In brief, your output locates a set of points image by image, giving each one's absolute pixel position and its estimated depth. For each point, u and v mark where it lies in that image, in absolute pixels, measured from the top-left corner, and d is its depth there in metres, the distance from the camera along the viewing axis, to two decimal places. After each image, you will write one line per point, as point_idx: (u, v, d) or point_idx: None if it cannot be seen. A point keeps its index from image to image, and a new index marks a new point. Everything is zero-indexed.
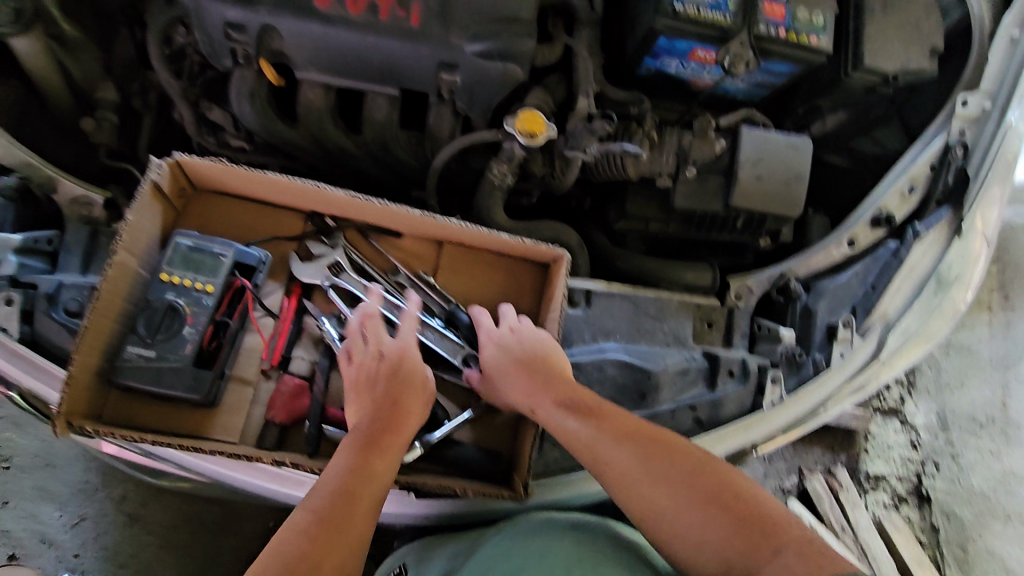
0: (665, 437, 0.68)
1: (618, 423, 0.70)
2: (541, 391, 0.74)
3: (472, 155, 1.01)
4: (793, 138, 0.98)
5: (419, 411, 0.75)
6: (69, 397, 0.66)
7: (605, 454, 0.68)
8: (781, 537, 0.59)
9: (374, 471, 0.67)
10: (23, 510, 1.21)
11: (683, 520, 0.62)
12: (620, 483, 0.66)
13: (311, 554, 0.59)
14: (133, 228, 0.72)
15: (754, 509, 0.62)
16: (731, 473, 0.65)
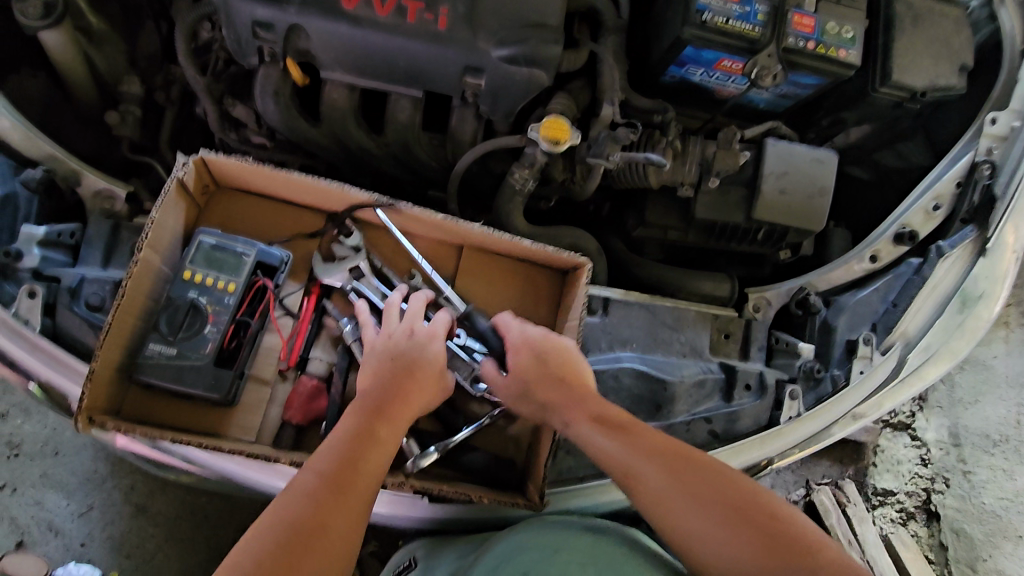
0: (699, 457, 0.68)
1: (650, 441, 0.70)
2: (573, 408, 0.74)
3: (492, 158, 1.00)
4: (819, 151, 0.97)
5: (432, 387, 0.76)
6: (90, 392, 0.66)
7: (638, 472, 0.68)
8: (819, 560, 0.59)
9: (380, 440, 0.67)
10: (30, 498, 1.22)
11: (719, 540, 0.62)
12: (653, 501, 0.66)
13: (315, 515, 0.58)
14: (159, 225, 0.72)
15: (790, 530, 0.61)
16: (766, 493, 0.65)
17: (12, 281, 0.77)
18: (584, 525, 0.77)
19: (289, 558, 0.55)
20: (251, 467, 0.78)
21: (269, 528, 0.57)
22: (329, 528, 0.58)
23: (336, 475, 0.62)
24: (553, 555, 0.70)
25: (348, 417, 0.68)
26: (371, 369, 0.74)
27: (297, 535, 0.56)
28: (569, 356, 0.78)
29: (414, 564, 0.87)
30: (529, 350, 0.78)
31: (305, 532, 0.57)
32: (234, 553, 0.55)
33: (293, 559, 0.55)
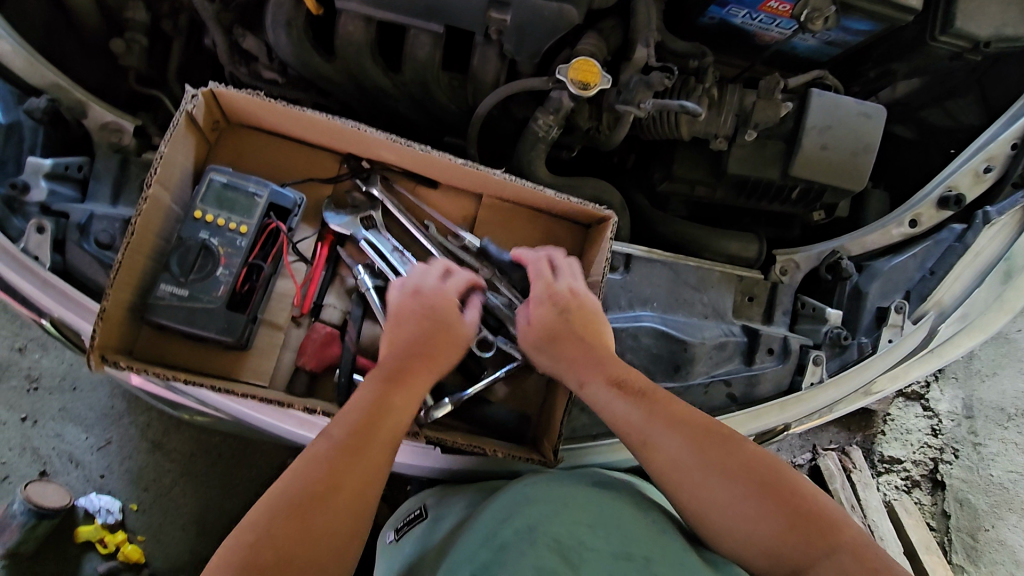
0: (717, 428, 0.66)
1: (672, 410, 0.67)
2: (591, 367, 0.72)
3: (514, 103, 0.95)
4: (867, 105, 0.89)
5: (456, 351, 0.73)
6: (102, 331, 0.65)
7: (655, 441, 0.65)
8: (835, 540, 0.58)
9: (395, 402, 0.65)
10: (50, 430, 1.25)
11: (734, 514, 0.61)
12: (668, 472, 0.64)
13: (332, 475, 0.59)
14: (168, 160, 0.69)
15: (807, 507, 0.60)
16: (784, 468, 0.63)
17: (20, 215, 0.75)
18: (595, 480, 0.76)
19: (305, 516, 0.56)
20: (265, 411, 0.78)
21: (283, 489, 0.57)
22: (343, 488, 0.59)
23: (351, 439, 0.61)
24: (562, 512, 0.68)
25: (365, 384, 0.67)
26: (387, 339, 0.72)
27: (312, 498, 0.57)
28: (591, 317, 0.75)
29: (422, 513, 0.86)
30: (553, 306, 0.76)
31: (321, 494, 0.57)
32: (251, 510, 0.57)
33: (308, 519, 0.56)
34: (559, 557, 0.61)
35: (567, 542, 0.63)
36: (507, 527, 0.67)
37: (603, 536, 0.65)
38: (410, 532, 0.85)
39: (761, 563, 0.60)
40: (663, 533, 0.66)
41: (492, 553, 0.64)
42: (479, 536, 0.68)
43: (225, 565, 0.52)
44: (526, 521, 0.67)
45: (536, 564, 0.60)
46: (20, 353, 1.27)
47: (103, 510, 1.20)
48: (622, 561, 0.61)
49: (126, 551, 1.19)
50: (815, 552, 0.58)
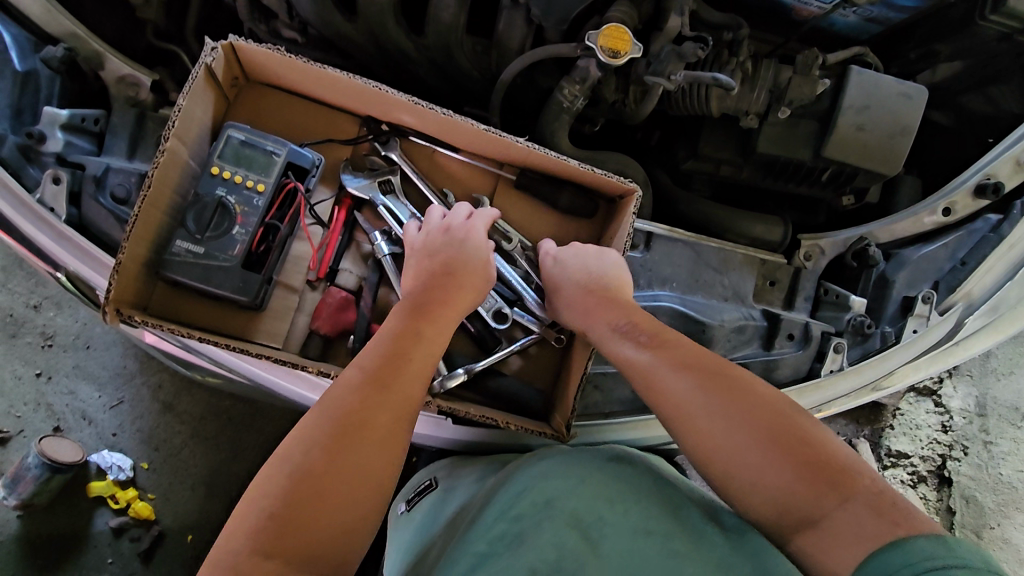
0: (732, 373, 0.65)
1: (683, 352, 0.67)
2: (602, 314, 0.73)
3: (539, 72, 0.92)
4: (908, 85, 0.85)
5: (481, 280, 0.73)
6: (117, 285, 0.64)
7: (667, 383, 0.65)
8: (849, 491, 0.56)
9: (425, 335, 0.65)
10: (64, 387, 1.26)
11: (744, 458, 0.59)
12: (676, 416, 0.64)
13: (362, 408, 0.57)
14: (186, 113, 0.67)
15: (820, 457, 0.58)
16: (799, 416, 0.62)
17: (36, 165, 0.73)
18: (611, 454, 0.75)
19: (337, 450, 0.55)
20: (278, 373, 0.77)
21: (315, 416, 0.57)
22: (377, 415, 0.58)
23: (377, 368, 0.60)
24: (579, 486, 0.68)
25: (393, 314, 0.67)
26: (414, 265, 0.73)
27: (346, 426, 0.56)
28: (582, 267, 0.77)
29: (434, 484, 0.87)
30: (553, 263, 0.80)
31: (351, 423, 0.56)
32: (286, 441, 0.56)
33: (346, 447, 0.55)
34: (578, 535, 0.62)
35: (585, 518, 0.64)
36: (524, 499, 0.68)
37: (621, 512, 0.65)
38: (421, 503, 0.86)
39: (770, 513, 0.58)
40: (681, 508, 0.67)
41: (512, 527, 0.65)
42: (496, 508, 0.69)
43: (266, 491, 0.53)
44: (543, 495, 0.67)
45: (556, 542, 0.61)
46: (35, 309, 1.28)
47: (115, 467, 1.22)
48: (641, 536, 0.62)
49: (137, 508, 1.21)
50: (825, 502, 0.55)
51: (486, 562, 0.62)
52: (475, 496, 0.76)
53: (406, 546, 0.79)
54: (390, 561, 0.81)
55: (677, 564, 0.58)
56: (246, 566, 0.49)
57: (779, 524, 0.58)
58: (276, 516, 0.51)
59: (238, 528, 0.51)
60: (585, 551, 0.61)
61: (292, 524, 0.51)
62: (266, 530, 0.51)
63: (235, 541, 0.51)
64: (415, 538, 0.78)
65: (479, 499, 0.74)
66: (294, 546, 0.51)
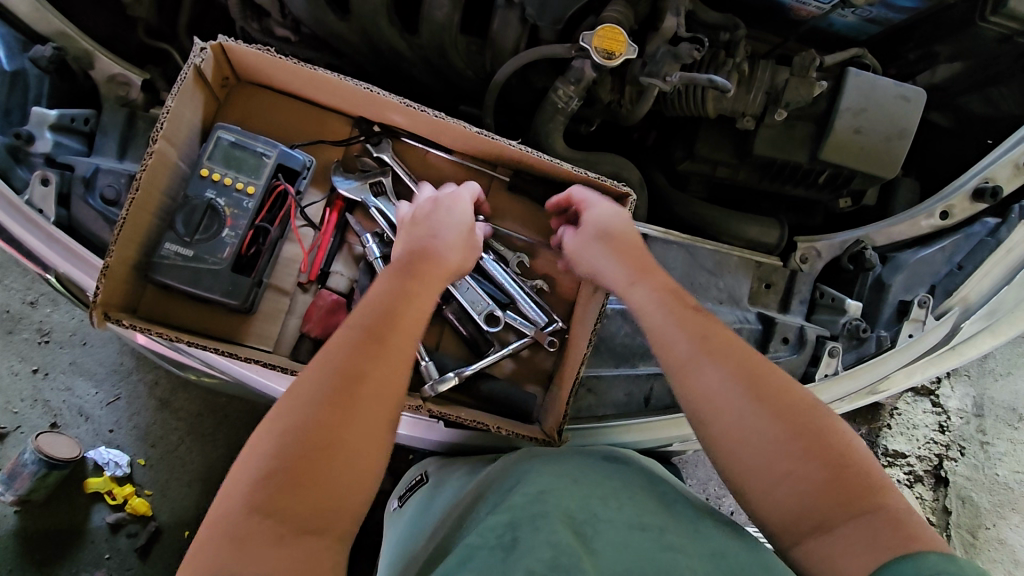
0: (765, 368, 0.62)
1: (720, 339, 0.64)
2: (634, 290, 0.70)
3: (533, 72, 0.90)
4: (906, 87, 0.84)
5: (468, 242, 0.72)
6: (105, 288, 0.64)
7: (696, 372, 0.63)
8: (873, 505, 0.53)
9: (415, 293, 0.63)
10: (60, 383, 1.26)
11: (763, 452, 0.57)
12: (700, 407, 0.61)
13: (362, 363, 0.56)
14: (175, 115, 0.67)
15: (850, 465, 0.55)
16: (828, 417, 0.59)
17: (25, 166, 0.73)
18: (604, 454, 0.77)
19: (329, 416, 0.53)
20: (269, 375, 0.77)
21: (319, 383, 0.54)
22: (382, 383, 0.56)
23: (375, 328, 0.58)
24: (571, 485, 0.68)
25: (381, 275, 0.65)
26: (402, 232, 0.71)
27: (349, 392, 0.54)
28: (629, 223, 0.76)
29: (424, 478, 0.87)
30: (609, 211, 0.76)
31: (344, 384, 0.54)
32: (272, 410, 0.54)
33: (349, 413, 0.53)
34: (572, 532, 0.60)
35: (579, 516, 0.63)
36: (517, 493, 0.67)
37: (615, 508, 0.65)
38: (411, 498, 0.86)
39: (787, 516, 0.55)
40: (671, 504, 0.68)
41: (503, 519, 0.63)
42: (489, 504, 0.69)
43: (267, 452, 0.50)
44: (536, 488, 0.67)
45: (550, 540, 0.58)
46: (32, 306, 1.27)
47: (112, 462, 1.22)
48: (637, 531, 0.62)
49: (134, 504, 1.21)
50: (845, 511, 0.53)
51: (473, 553, 0.59)
52: (466, 492, 0.76)
53: (396, 543, 0.79)
54: (383, 563, 0.79)
55: (673, 556, 0.58)
56: (245, 527, 0.47)
57: (791, 529, 0.55)
58: (278, 475, 0.49)
59: (236, 490, 0.49)
60: (579, 547, 0.58)
61: (292, 485, 0.49)
62: (263, 491, 0.49)
63: (232, 503, 0.48)
64: (406, 537, 0.78)
65: (470, 498, 0.74)
66: (298, 507, 0.49)
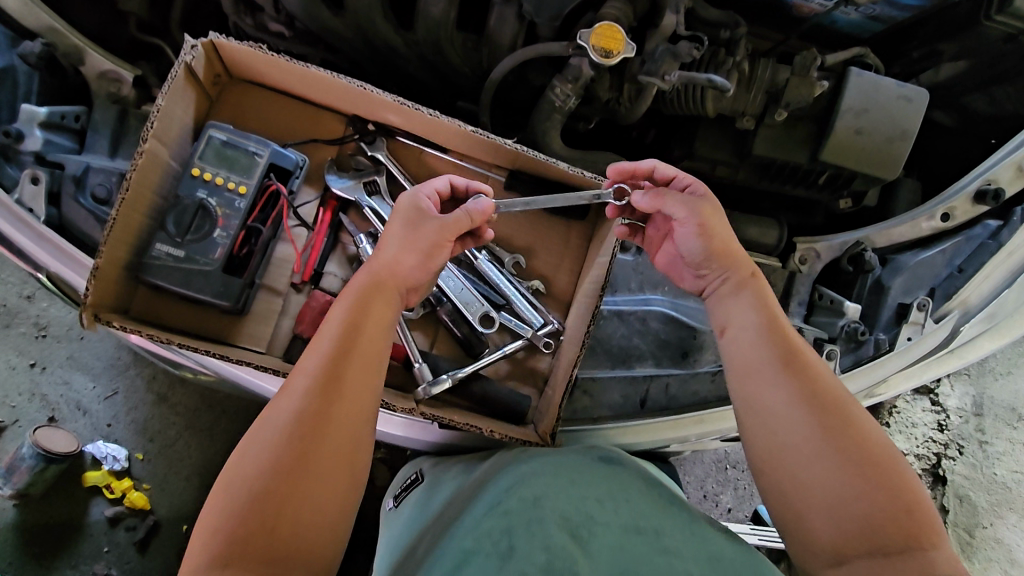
0: (836, 393, 0.62)
1: (794, 356, 0.64)
2: (728, 297, 0.70)
3: (531, 69, 0.89)
4: (908, 87, 0.83)
5: (417, 248, 0.67)
6: (95, 289, 0.63)
7: (764, 387, 0.63)
8: (908, 543, 0.54)
9: (372, 321, 0.62)
10: (58, 377, 1.26)
11: (816, 472, 0.58)
12: (760, 419, 0.63)
13: (321, 405, 0.57)
14: (165, 114, 0.66)
15: (894, 502, 0.56)
16: (896, 453, 0.59)
17: (14, 164, 0.72)
18: (600, 455, 0.76)
19: (295, 459, 0.55)
20: (262, 376, 0.77)
21: (272, 431, 0.56)
22: (337, 422, 0.57)
23: (329, 368, 0.58)
24: (568, 487, 0.68)
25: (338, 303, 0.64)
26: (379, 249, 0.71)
27: (306, 436, 0.56)
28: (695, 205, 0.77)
29: (419, 478, 0.87)
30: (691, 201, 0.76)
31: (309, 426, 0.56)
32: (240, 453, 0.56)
33: (306, 456, 0.55)
34: (569, 535, 0.62)
35: (575, 518, 0.64)
36: (512, 495, 0.67)
37: (611, 509, 0.66)
38: (408, 497, 0.86)
39: (818, 539, 0.57)
40: (668, 505, 0.69)
41: (499, 524, 0.64)
42: (484, 504, 0.69)
43: (224, 505, 0.52)
44: (532, 492, 0.67)
45: (546, 546, 0.59)
46: (29, 300, 1.27)
47: (110, 458, 1.22)
48: (633, 533, 0.63)
49: (132, 498, 1.21)
50: (876, 544, 0.55)
51: (471, 558, 0.61)
52: (461, 492, 0.76)
53: (391, 542, 0.79)
54: (379, 560, 0.80)
55: (669, 559, 0.60)
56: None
57: (815, 550, 0.57)
58: (245, 521, 0.52)
59: (201, 542, 0.52)
60: (575, 551, 0.59)
61: (258, 530, 0.52)
62: (230, 542, 0.51)
63: (198, 555, 0.51)
64: (401, 537, 0.77)
65: (466, 497, 0.74)
66: (256, 554, 0.51)
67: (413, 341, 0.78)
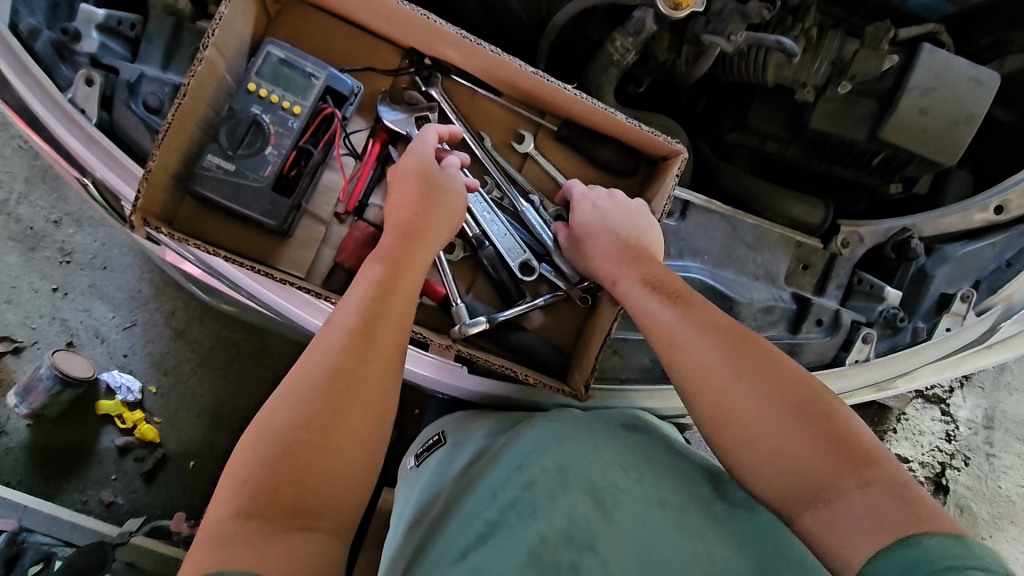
0: (754, 339, 0.61)
1: (707, 314, 0.63)
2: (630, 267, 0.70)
3: (591, 22, 0.88)
4: (980, 70, 0.81)
5: (416, 190, 0.70)
6: (146, 193, 0.63)
7: (685, 349, 0.61)
8: (870, 474, 0.51)
9: (400, 289, 0.63)
10: (78, 304, 1.26)
11: (752, 429, 0.55)
12: (691, 382, 0.60)
13: (355, 363, 0.58)
14: (227, 24, 0.65)
15: (845, 435, 0.53)
16: (833, 397, 0.56)
17: (69, 64, 0.72)
18: (622, 421, 0.73)
19: (327, 410, 0.55)
20: (294, 302, 0.75)
21: (298, 389, 0.56)
22: (365, 380, 0.58)
23: (362, 329, 0.59)
24: (593, 454, 0.66)
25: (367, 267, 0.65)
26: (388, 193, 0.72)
27: (333, 389, 0.56)
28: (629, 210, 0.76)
29: (442, 440, 0.86)
30: (587, 208, 0.77)
31: (340, 379, 0.57)
32: (268, 407, 0.56)
33: (332, 409, 0.55)
34: (592, 501, 0.60)
35: (600, 484, 0.62)
36: (536, 465, 0.66)
37: (636, 479, 0.63)
38: (430, 458, 0.85)
39: (780, 490, 0.53)
40: (692, 476, 0.66)
41: (517, 493, 0.63)
42: (504, 464, 0.69)
43: (251, 458, 0.52)
44: (556, 462, 0.65)
45: (568, 510, 0.59)
46: (55, 225, 1.26)
47: (124, 388, 1.23)
48: (657, 507, 0.60)
49: (143, 430, 1.22)
50: (842, 482, 0.51)
51: (497, 529, 0.60)
52: (484, 455, 0.75)
53: (410, 499, 0.80)
54: (398, 516, 0.81)
55: (690, 540, 0.57)
56: (232, 529, 0.49)
57: (786, 503, 0.53)
58: (273, 475, 0.51)
59: (226, 496, 0.51)
60: (596, 520, 0.58)
61: (293, 482, 0.52)
62: (261, 498, 0.51)
63: (225, 505, 0.51)
64: (423, 493, 0.77)
65: (491, 457, 0.73)
66: (283, 504, 0.51)
67: (452, 281, 0.78)
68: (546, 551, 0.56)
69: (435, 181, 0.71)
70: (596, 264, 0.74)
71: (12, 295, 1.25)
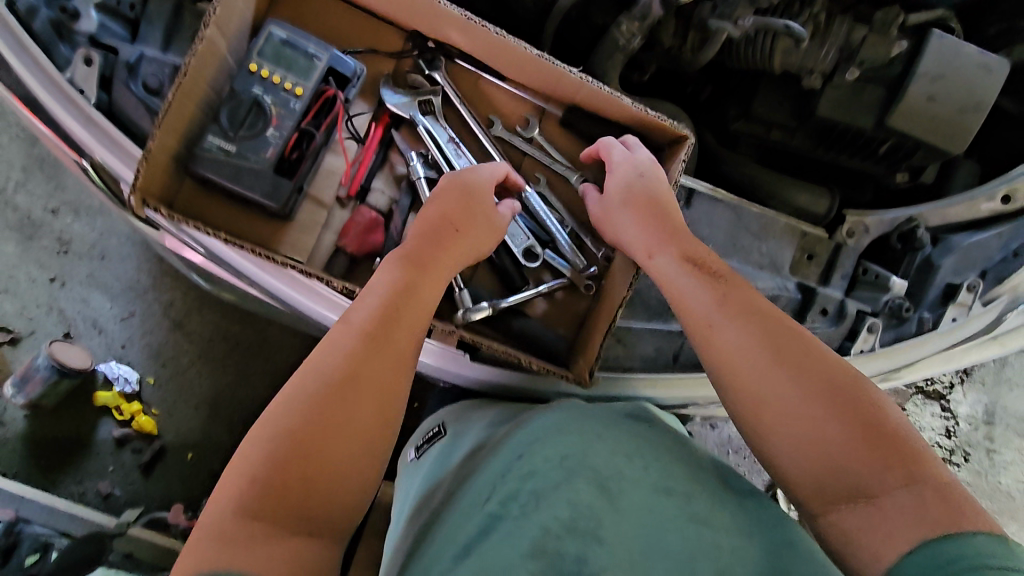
0: (794, 330, 0.59)
1: (746, 304, 0.62)
2: (663, 250, 0.68)
3: (595, 7, 0.88)
4: (989, 57, 0.80)
5: (453, 199, 0.70)
6: (146, 173, 0.62)
7: (723, 338, 0.60)
8: (913, 471, 0.50)
9: (420, 293, 0.63)
10: (76, 294, 1.25)
11: (792, 421, 0.54)
12: (729, 370, 0.59)
13: (366, 359, 0.57)
14: (229, 2, 0.64)
15: (887, 431, 0.52)
16: (875, 391, 0.55)
17: (67, 43, 0.71)
18: (624, 412, 0.73)
19: (337, 404, 0.54)
20: (294, 288, 0.74)
21: (309, 385, 0.55)
22: (376, 376, 0.57)
23: (379, 332, 0.58)
24: (597, 444, 0.65)
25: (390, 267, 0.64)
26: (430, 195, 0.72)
27: (349, 385, 0.55)
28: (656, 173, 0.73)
29: (442, 432, 0.85)
30: (630, 169, 0.73)
31: (354, 377, 0.56)
32: (275, 402, 0.55)
33: (348, 406, 0.55)
34: (597, 489, 0.60)
35: (605, 474, 0.61)
36: (536, 455, 0.65)
37: (641, 467, 0.63)
38: (430, 450, 0.84)
39: (817, 484, 0.52)
40: (698, 466, 0.65)
41: (517, 482, 0.62)
42: (506, 454, 0.68)
43: (256, 453, 0.51)
44: (558, 451, 0.64)
45: (572, 500, 0.58)
46: (53, 214, 1.25)
47: (122, 379, 1.22)
48: (662, 496, 0.60)
49: (141, 422, 1.22)
50: (884, 478, 0.50)
51: (498, 523, 0.58)
52: (486, 444, 0.74)
53: (411, 490, 0.79)
54: (398, 508, 0.80)
55: (697, 528, 0.56)
56: (234, 527, 0.48)
57: (819, 498, 0.52)
58: (279, 469, 0.51)
59: (227, 491, 0.50)
60: (601, 508, 0.58)
61: (298, 478, 0.51)
62: (266, 495, 0.50)
63: (227, 500, 0.50)
64: (424, 485, 0.76)
65: (492, 446, 0.72)
66: (290, 503, 0.50)
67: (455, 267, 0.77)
68: (550, 541, 0.54)
69: (472, 189, 0.71)
70: (629, 234, 0.72)
71: (9, 285, 1.24)
